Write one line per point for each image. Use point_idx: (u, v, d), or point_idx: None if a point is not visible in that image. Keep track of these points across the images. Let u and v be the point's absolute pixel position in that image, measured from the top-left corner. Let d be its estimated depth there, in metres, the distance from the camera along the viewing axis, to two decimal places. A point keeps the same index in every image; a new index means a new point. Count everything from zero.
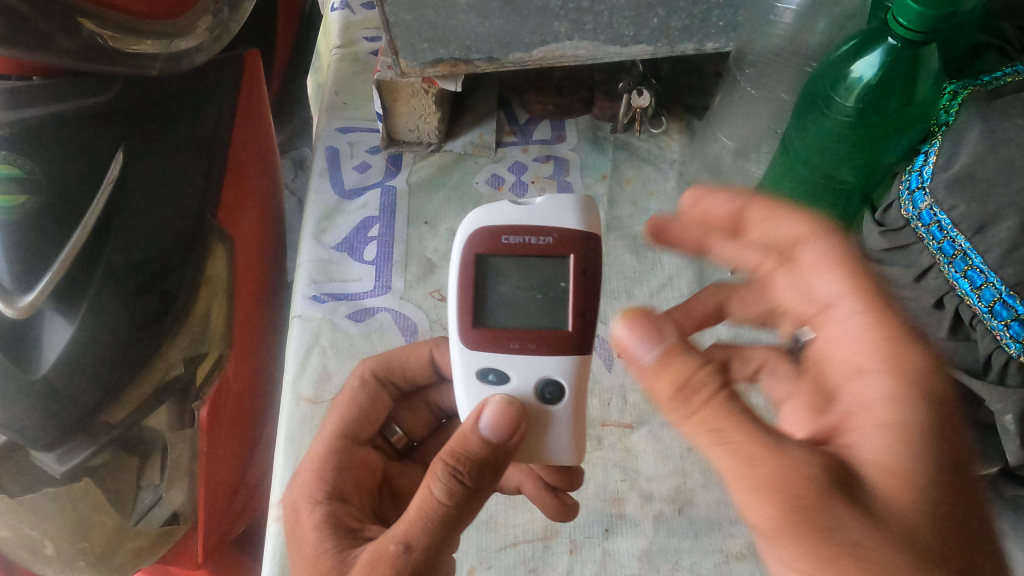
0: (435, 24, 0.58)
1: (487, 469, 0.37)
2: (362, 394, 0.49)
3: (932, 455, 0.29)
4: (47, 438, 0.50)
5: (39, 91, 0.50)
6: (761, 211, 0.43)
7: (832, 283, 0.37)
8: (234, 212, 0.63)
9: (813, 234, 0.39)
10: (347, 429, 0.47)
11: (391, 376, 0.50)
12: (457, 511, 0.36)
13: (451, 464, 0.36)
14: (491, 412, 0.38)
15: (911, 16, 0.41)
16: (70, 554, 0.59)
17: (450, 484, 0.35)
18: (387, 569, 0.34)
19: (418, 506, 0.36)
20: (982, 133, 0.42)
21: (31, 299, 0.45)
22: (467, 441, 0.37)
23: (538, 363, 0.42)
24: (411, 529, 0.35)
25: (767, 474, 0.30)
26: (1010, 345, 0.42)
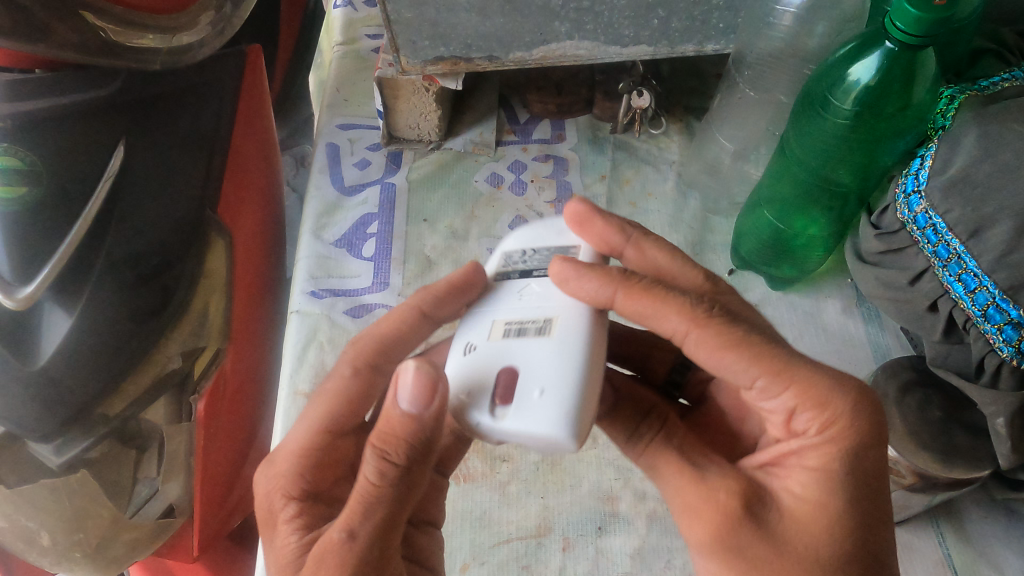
0: (436, 22, 0.58)
1: (420, 446, 0.34)
2: (353, 384, 0.40)
3: (847, 492, 0.33)
4: (44, 430, 0.50)
5: (39, 84, 0.51)
6: (705, 357, 0.34)
7: (781, 401, 0.34)
8: (233, 208, 0.63)
9: (772, 378, 0.33)
10: (333, 423, 0.39)
11: (381, 352, 0.41)
12: (390, 492, 0.33)
13: (379, 448, 0.33)
14: (407, 385, 0.33)
15: (908, 20, 0.42)
16: (65, 546, 0.58)
17: (381, 467, 0.33)
18: (334, 561, 0.32)
19: (355, 495, 0.33)
20: (978, 137, 0.42)
21: (31, 290, 0.46)
22: (390, 420, 0.33)
23: (548, 426, 0.31)
24: (351, 519, 0.33)
25: (688, 500, 0.35)
26: (1002, 349, 0.42)
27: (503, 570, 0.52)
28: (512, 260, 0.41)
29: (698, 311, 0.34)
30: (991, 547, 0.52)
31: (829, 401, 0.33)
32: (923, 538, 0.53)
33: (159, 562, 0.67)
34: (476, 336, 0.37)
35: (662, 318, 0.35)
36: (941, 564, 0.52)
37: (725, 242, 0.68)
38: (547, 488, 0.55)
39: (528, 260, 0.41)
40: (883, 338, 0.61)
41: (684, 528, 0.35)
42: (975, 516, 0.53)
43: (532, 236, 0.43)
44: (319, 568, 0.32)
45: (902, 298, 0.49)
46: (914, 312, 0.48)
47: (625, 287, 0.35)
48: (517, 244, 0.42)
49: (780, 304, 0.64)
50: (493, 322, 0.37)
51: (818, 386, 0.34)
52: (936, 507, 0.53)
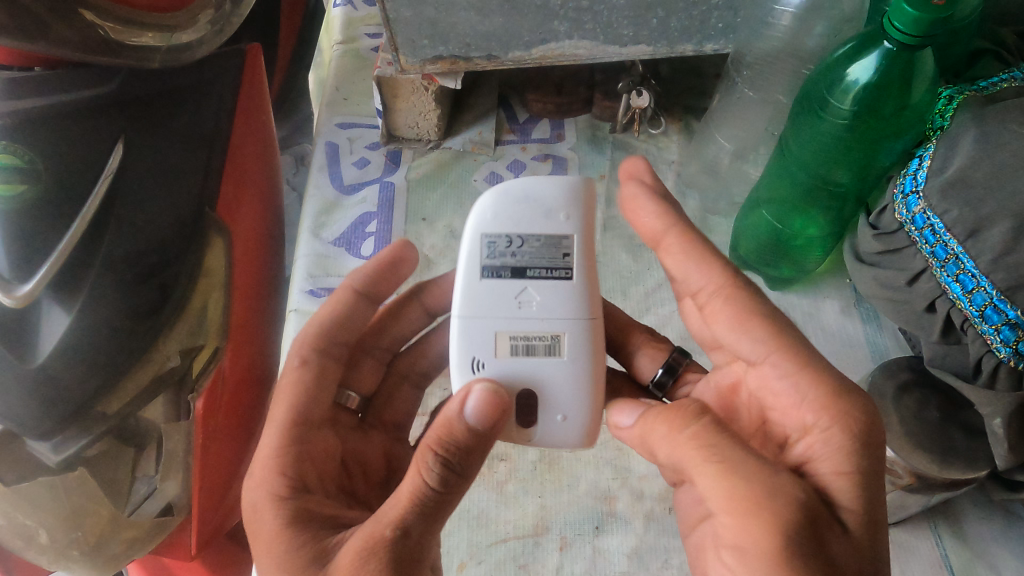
0: (435, 21, 0.58)
1: (473, 459, 0.37)
2: (308, 373, 0.44)
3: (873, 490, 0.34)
4: (42, 428, 0.50)
5: (38, 82, 0.51)
6: (727, 317, 0.40)
7: (794, 385, 0.37)
8: (232, 206, 0.63)
9: (784, 355, 0.38)
10: (300, 415, 0.42)
11: (330, 333, 0.46)
12: (442, 497, 0.35)
13: (440, 454, 0.35)
14: (478, 396, 0.36)
15: (906, 20, 0.42)
16: (64, 543, 0.58)
17: (442, 474, 0.35)
18: (383, 555, 0.34)
19: (407, 494, 0.35)
20: (976, 138, 0.42)
21: (29, 288, 0.46)
22: (454, 430, 0.36)
23: (568, 440, 0.42)
24: (403, 517, 0.34)
25: (757, 497, 0.32)
26: (1000, 349, 0.42)
27: (500, 569, 0.52)
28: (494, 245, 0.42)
29: (726, 279, 0.41)
30: (988, 547, 0.52)
31: (846, 394, 0.36)
32: (920, 539, 0.53)
33: (157, 561, 0.67)
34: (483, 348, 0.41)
35: (699, 271, 0.42)
36: (938, 564, 0.52)
37: (723, 242, 0.68)
38: (544, 487, 0.55)
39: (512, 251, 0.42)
40: (881, 338, 0.61)
41: (740, 528, 0.32)
42: (972, 517, 0.53)
43: (517, 217, 0.43)
44: (367, 559, 0.33)
45: (899, 298, 0.49)
46: (912, 313, 0.48)
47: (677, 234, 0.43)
48: (500, 227, 0.43)
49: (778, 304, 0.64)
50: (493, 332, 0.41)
51: (831, 381, 0.36)
52: (934, 508, 0.53)
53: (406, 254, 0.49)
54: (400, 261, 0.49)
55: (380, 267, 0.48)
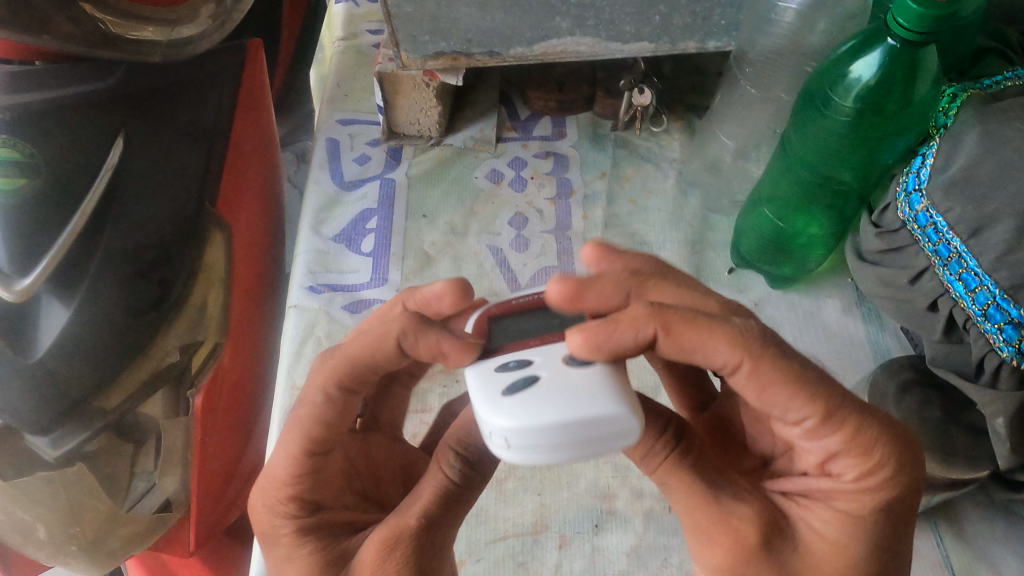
0: (437, 17, 0.58)
1: (491, 457, 0.38)
2: (329, 411, 0.37)
3: (871, 536, 0.33)
4: (40, 423, 0.49)
5: (38, 76, 0.51)
6: (754, 394, 0.32)
7: (824, 444, 0.33)
8: (232, 202, 0.63)
9: (822, 421, 0.32)
10: (315, 446, 0.37)
11: (356, 378, 0.36)
12: (461, 492, 0.37)
13: (460, 452, 0.38)
14: None
15: (910, 16, 0.41)
16: (62, 539, 0.56)
17: (463, 469, 0.37)
18: (410, 545, 0.34)
19: (429, 490, 0.37)
20: (980, 135, 0.42)
21: (29, 283, 0.45)
22: (472, 432, 0.38)
23: None
24: (427, 508, 0.36)
25: (699, 519, 0.35)
26: (1002, 349, 0.41)
27: (499, 568, 0.52)
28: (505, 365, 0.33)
29: (752, 344, 0.31)
30: (990, 547, 0.52)
31: (873, 446, 0.32)
32: (922, 539, 0.52)
33: (156, 557, 0.67)
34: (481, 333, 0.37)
35: (719, 350, 0.31)
36: (939, 565, 0.51)
37: (724, 240, 0.67)
38: (544, 485, 0.55)
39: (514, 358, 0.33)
40: (882, 338, 0.61)
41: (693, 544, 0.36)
42: (974, 517, 0.53)
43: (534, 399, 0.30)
44: (391, 550, 0.34)
45: (902, 297, 0.48)
46: (914, 312, 0.48)
47: (665, 324, 0.31)
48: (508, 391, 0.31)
49: (780, 302, 0.63)
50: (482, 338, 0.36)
51: (866, 440, 0.32)
52: (935, 508, 0.53)
53: (460, 361, 0.34)
54: (448, 361, 0.34)
55: (433, 353, 0.34)
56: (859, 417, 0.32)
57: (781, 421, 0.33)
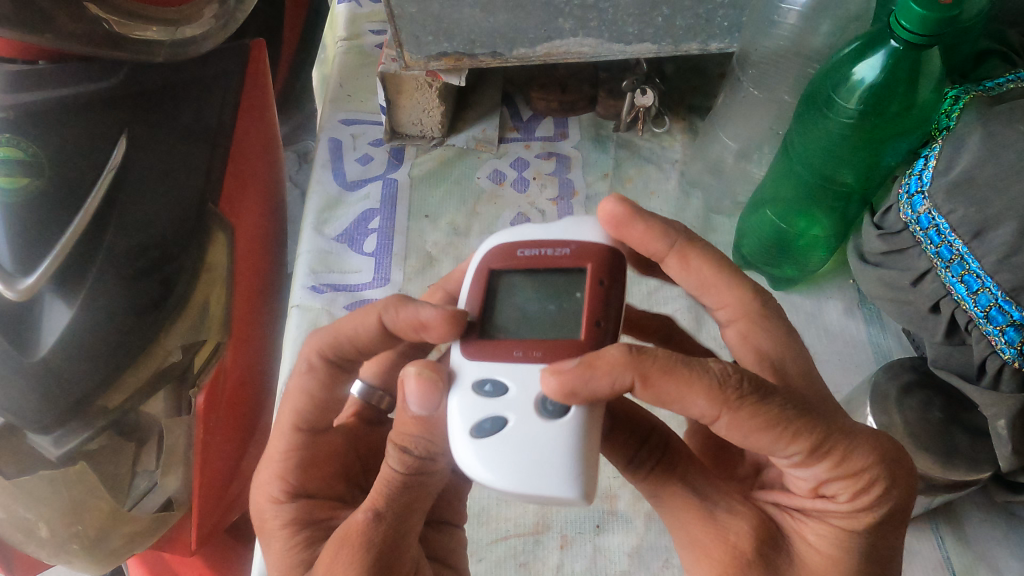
0: (440, 17, 0.58)
1: (439, 441, 0.36)
2: (312, 382, 0.40)
3: (863, 548, 0.33)
4: (44, 422, 0.50)
5: (41, 75, 0.50)
6: (737, 439, 0.31)
7: (812, 472, 0.33)
8: (235, 201, 0.63)
9: (810, 454, 0.32)
10: (302, 421, 0.41)
11: (341, 351, 0.40)
12: (412, 479, 0.36)
13: (398, 441, 0.36)
14: (413, 390, 0.34)
15: (914, 18, 0.41)
16: (64, 537, 0.56)
17: (406, 460, 0.36)
18: (357, 540, 0.34)
19: (379, 481, 0.36)
20: (983, 138, 0.42)
21: (32, 282, 0.46)
22: (404, 422, 0.36)
23: None
24: (375, 501, 0.35)
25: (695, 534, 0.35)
26: (1004, 351, 0.41)
27: (500, 568, 0.52)
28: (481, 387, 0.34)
29: (727, 391, 0.30)
30: (990, 549, 0.52)
31: (863, 470, 0.32)
32: (922, 541, 0.52)
33: (158, 556, 0.67)
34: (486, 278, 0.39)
35: (696, 401, 0.30)
36: (939, 566, 0.51)
37: (726, 241, 0.68)
38: None
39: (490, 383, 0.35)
40: (884, 339, 0.61)
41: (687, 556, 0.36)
42: (975, 519, 0.53)
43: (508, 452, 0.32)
44: (342, 545, 0.35)
45: (904, 298, 0.49)
46: (916, 314, 0.48)
47: (642, 376, 0.31)
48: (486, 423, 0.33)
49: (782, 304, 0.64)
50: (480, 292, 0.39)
51: (857, 465, 0.32)
52: (936, 509, 0.53)
53: (439, 331, 0.35)
54: (425, 329, 0.35)
55: (410, 323, 0.36)
56: (845, 441, 0.32)
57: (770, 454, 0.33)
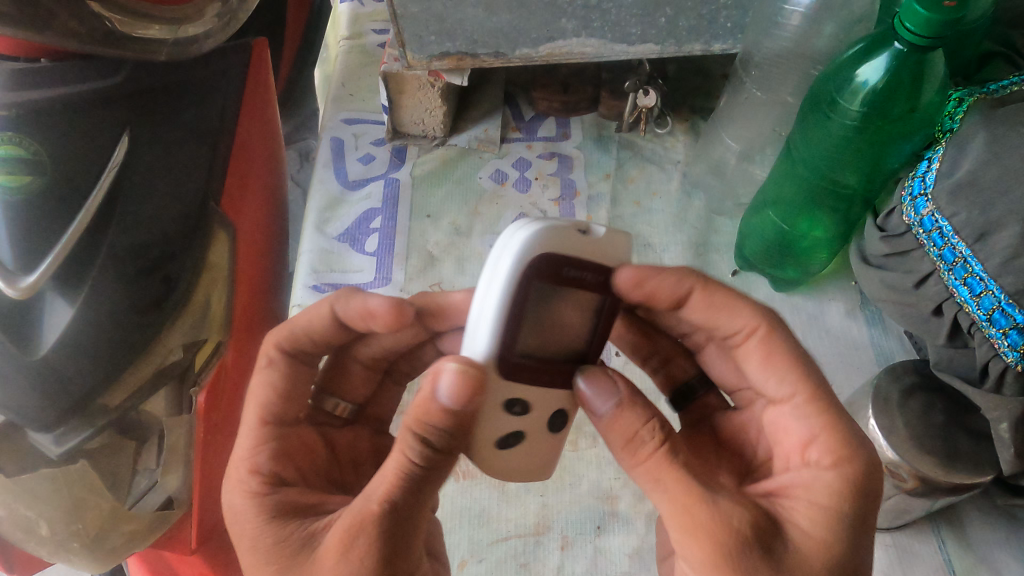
0: (443, 17, 0.58)
1: (459, 434, 0.35)
2: (274, 375, 0.42)
3: (842, 535, 0.33)
4: (44, 420, 0.49)
5: (43, 71, 0.50)
6: (759, 360, 0.38)
7: (805, 427, 0.36)
8: (235, 201, 0.63)
9: (809, 396, 0.36)
10: (270, 414, 0.41)
11: (298, 345, 0.43)
12: (428, 471, 0.33)
13: (418, 431, 0.33)
14: (446, 382, 0.34)
15: (918, 21, 0.41)
16: (64, 536, 0.56)
17: (426, 451, 0.33)
18: (371, 532, 0.32)
19: (393, 472, 0.33)
20: (987, 141, 0.41)
21: (33, 279, 0.46)
22: (430, 412, 0.33)
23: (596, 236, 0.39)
24: (390, 493, 0.33)
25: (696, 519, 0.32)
26: (1007, 354, 0.41)
27: (501, 568, 0.52)
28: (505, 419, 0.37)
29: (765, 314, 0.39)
30: (992, 552, 0.52)
31: (844, 438, 0.35)
32: (924, 543, 0.53)
33: (158, 555, 0.66)
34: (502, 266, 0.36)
35: (732, 317, 0.39)
36: (940, 568, 0.52)
37: (728, 243, 0.67)
38: (546, 486, 0.55)
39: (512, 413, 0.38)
40: (885, 341, 0.61)
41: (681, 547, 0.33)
42: (977, 521, 0.53)
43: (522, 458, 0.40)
44: (356, 538, 0.32)
45: (904, 301, 0.49)
46: (918, 316, 0.48)
47: (701, 283, 0.39)
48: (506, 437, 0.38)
49: (783, 306, 0.63)
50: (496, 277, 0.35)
51: (842, 426, 0.35)
52: (938, 512, 0.53)
53: (386, 319, 0.41)
54: (373, 317, 0.41)
55: (360, 313, 0.41)
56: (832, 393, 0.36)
57: (773, 403, 0.38)
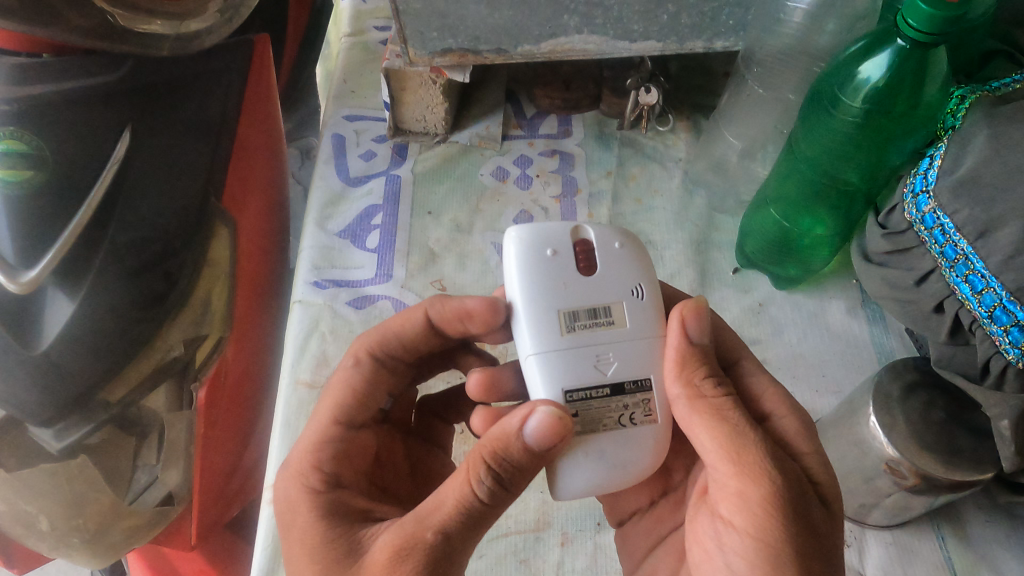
0: (445, 13, 0.58)
1: (526, 475, 0.35)
2: (356, 375, 0.43)
3: (816, 472, 0.37)
4: (44, 415, 0.49)
5: (47, 68, 0.51)
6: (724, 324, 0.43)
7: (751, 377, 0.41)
8: (236, 197, 0.63)
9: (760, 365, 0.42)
10: (342, 414, 0.41)
11: (387, 349, 0.44)
12: (486, 509, 0.34)
13: (492, 467, 0.34)
14: (541, 419, 0.34)
15: (920, 17, 0.41)
16: (64, 531, 0.56)
17: (493, 487, 0.34)
18: (420, 559, 0.32)
19: (455, 499, 0.33)
20: (989, 137, 0.41)
21: (33, 274, 0.46)
22: (512, 445, 0.34)
23: (533, 233, 0.40)
24: (447, 523, 0.33)
25: (755, 473, 0.34)
26: (1008, 350, 0.41)
27: (502, 563, 0.52)
28: (630, 417, 0.38)
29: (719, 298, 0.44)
30: (992, 550, 0.52)
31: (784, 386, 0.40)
32: (924, 541, 0.53)
33: (156, 550, 0.66)
34: (629, 276, 0.40)
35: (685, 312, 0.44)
36: (941, 567, 0.52)
37: (730, 240, 0.67)
38: (546, 482, 0.55)
39: (628, 408, 0.38)
40: (887, 340, 0.61)
41: (749, 516, 0.34)
42: (977, 519, 0.53)
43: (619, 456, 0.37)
44: (402, 560, 0.32)
45: (906, 299, 0.49)
46: (919, 313, 0.48)
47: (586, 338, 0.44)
48: (644, 429, 0.38)
49: (784, 303, 0.64)
50: (636, 284, 0.40)
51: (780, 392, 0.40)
52: (937, 510, 0.53)
53: (482, 318, 0.41)
54: (469, 317, 0.42)
55: (456, 314, 0.42)
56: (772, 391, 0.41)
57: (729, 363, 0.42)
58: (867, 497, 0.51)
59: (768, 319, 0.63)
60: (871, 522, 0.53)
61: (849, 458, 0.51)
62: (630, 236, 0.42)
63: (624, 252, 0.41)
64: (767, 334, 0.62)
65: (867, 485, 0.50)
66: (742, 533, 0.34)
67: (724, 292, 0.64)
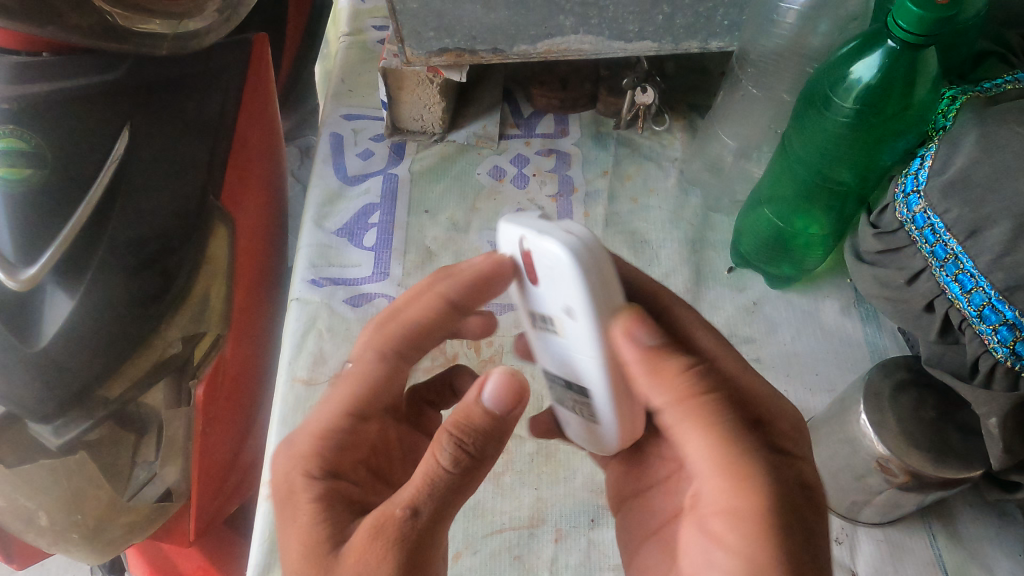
0: (442, 13, 0.59)
1: (491, 442, 0.36)
2: (380, 367, 0.40)
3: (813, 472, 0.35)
4: (45, 411, 0.50)
5: (39, 69, 0.51)
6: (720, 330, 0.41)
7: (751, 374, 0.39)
8: (235, 195, 0.63)
9: None
10: (360, 404, 0.40)
11: (412, 338, 0.41)
12: (457, 479, 0.34)
13: (456, 435, 0.35)
14: (494, 384, 0.36)
15: (910, 18, 0.42)
16: (64, 526, 0.57)
17: (456, 454, 0.34)
18: (392, 534, 0.33)
19: (423, 473, 0.34)
20: (978, 138, 0.42)
21: (33, 272, 0.46)
22: (472, 413, 0.35)
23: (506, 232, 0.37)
24: (417, 496, 0.34)
25: (746, 487, 0.33)
26: (997, 349, 0.42)
27: (496, 559, 0.53)
28: (584, 411, 0.40)
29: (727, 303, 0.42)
30: (983, 548, 0.52)
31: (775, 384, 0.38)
32: (916, 539, 0.53)
33: (155, 546, 0.67)
34: (562, 296, 0.34)
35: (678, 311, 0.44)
36: (932, 564, 0.52)
37: (725, 239, 0.68)
38: (541, 479, 0.56)
39: (579, 402, 0.40)
40: (880, 339, 0.61)
41: (741, 533, 0.33)
42: (967, 517, 0.54)
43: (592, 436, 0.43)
44: (377, 537, 0.33)
45: (897, 298, 0.49)
46: (910, 313, 0.48)
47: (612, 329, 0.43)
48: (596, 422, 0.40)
49: (779, 302, 0.64)
50: (567, 307, 0.34)
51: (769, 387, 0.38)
52: (928, 508, 0.54)
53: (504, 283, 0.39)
54: (492, 287, 0.40)
55: (477, 284, 0.40)
56: None
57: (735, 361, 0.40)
58: (859, 494, 0.51)
59: (763, 317, 0.63)
60: (863, 519, 0.53)
61: (840, 456, 0.51)
62: (562, 256, 0.32)
63: (556, 274, 0.33)
64: (761, 333, 0.62)
65: (859, 482, 0.51)
66: (730, 551, 0.33)
67: (719, 291, 0.65)
